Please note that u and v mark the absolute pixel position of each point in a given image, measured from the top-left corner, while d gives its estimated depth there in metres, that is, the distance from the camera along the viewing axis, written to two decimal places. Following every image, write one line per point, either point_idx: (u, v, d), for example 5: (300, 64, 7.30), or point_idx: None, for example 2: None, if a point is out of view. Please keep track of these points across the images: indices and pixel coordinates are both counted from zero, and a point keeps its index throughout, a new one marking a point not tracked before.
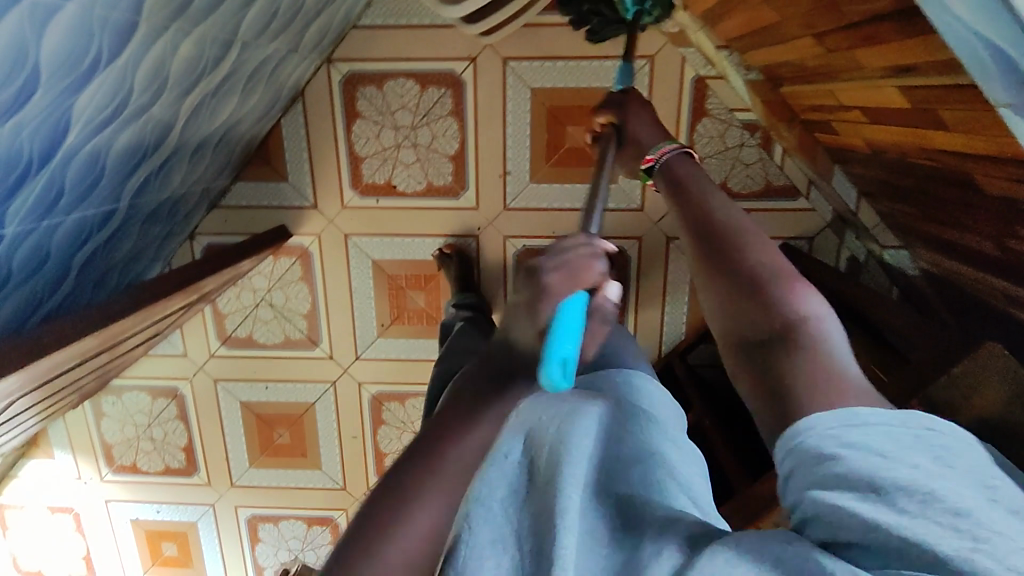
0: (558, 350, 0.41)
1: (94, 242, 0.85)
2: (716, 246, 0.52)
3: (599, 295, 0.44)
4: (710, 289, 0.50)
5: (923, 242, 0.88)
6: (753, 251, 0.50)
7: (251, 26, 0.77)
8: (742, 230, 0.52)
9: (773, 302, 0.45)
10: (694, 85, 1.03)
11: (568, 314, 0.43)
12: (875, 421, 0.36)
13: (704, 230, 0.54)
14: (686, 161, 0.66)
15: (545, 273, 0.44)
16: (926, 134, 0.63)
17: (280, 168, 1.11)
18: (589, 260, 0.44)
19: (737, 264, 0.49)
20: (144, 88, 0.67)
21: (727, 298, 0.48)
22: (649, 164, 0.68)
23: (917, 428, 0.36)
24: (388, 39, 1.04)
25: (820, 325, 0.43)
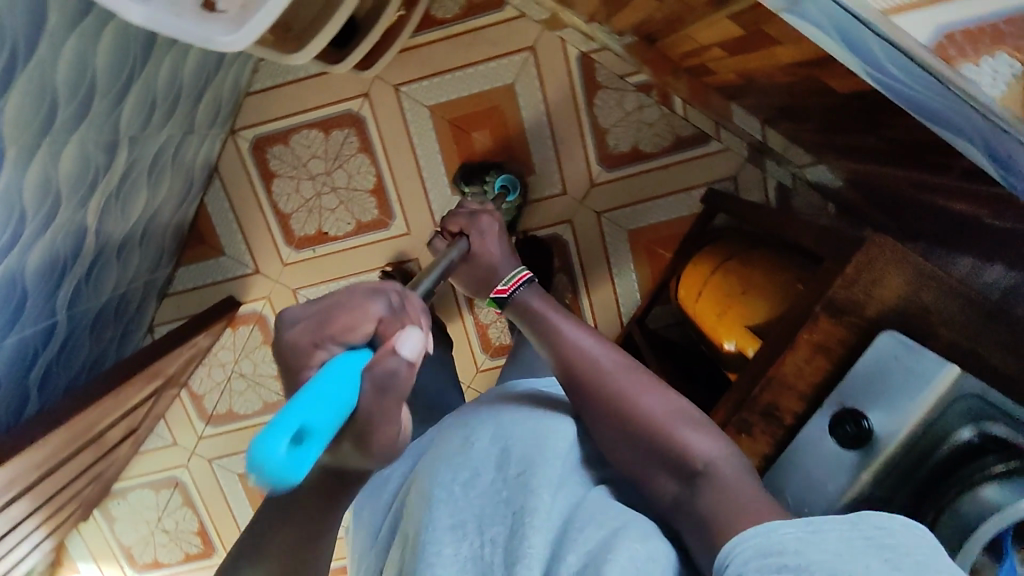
0: (295, 414, 0.34)
1: (45, 359, 0.88)
2: (603, 388, 0.58)
3: (388, 350, 0.39)
4: (637, 454, 0.55)
5: (833, 152, 0.87)
6: (635, 394, 0.57)
7: (133, 122, 0.80)
8: (615, 364, 0.60)
9: (678, 445, 0.53)
10: (580, 62, 1.05)
11: (329, 377, 0.37)
12: (831, 526, 0.39)
13: (584, 372, 0.59)
14: (536, 288, 0.72)
15: (299, 322, 0.41)
16: (769, 54, 0.65)
17: (215, 244, 1.15)
18: (364, 299, 0.42)
19: (632, 415, 0.56)
20: (37, 205, 0.70)
21: (625, 441, 0.55)
22: (501, 294, 0.72)
23: (866, 532, 0.38)
24: (281, 98, 1.07)
25: (726, 465, 0.51)
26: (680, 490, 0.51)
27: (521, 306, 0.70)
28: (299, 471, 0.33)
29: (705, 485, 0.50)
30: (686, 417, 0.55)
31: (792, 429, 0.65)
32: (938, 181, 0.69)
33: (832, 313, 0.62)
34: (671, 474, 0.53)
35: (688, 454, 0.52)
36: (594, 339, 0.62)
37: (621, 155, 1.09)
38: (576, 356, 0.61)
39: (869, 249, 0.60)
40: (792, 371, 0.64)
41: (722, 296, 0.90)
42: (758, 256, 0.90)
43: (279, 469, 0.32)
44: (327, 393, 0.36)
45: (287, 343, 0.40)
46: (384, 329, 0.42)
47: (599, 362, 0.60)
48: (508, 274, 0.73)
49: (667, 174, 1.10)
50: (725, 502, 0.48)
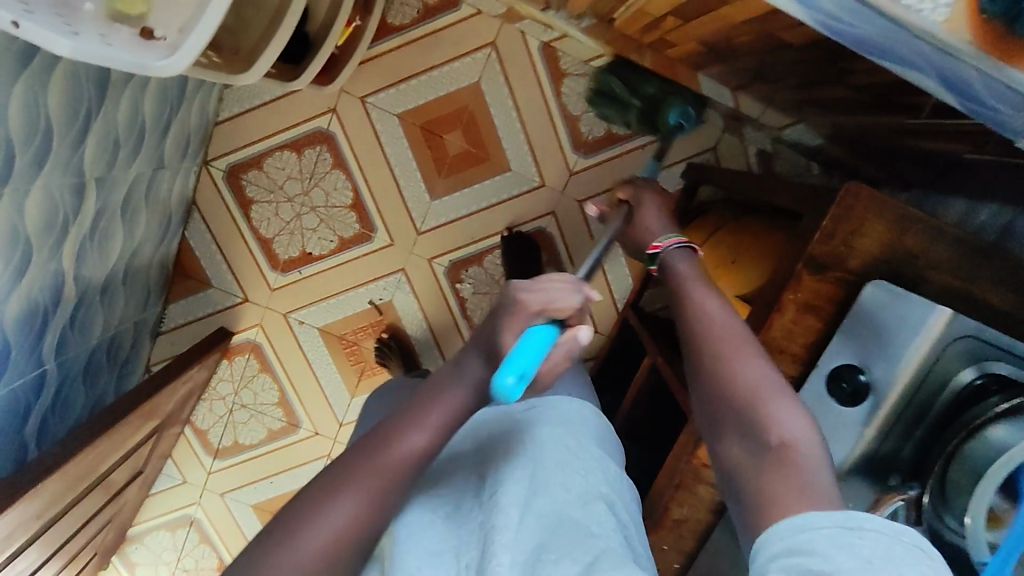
0: (516, 361, 0.44)
1: (40, 410, 0.88)
2: (702, 354, 0.49)
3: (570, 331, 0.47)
4: (716, 427, 0.46)
5: (815, 108, 0.88)
6: (738, 363, 0.47)
7: (96, 162, 0.80)
8: (729, 327, 0.49)
9: (763, 420, 0.44)
10: (543, 52, 1.04)
11: (533, 337, 0.45)
12: (870, 530, 0.35)
13: (695, 329, 0.50)
14: (697, 254, 0.58)
15: (529, 288, 0.46)
16: (721, 14, 0.64)
17: (201, 276, 1.14)
18: (569, 293, 0.46)
19: (728, 382, 0.46)
20: (9, 257, 0.70)
21: (713, 402, 0.47)
22: (655, 251, 0.60)
23: (900, 544, 0.35)
24: (251, 122, 1.07)
25: (812, 450, 0.42)
26: (752, 464, 0.43)
27: (665, 266, 0.58)
28: (517, 396, 0.44)
29: (789, 460, 0.41)
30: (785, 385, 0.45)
31: (791, 393, 0.63)
32: (917, 123, 0.69)
33: (815, 270, 0.60)
34: (741, 446, 0.44)
35: (771, 428, 0.43)
36: (719, 299, 0.51)
37: (595, 141, 1.08)
38: (694, 318, 0.51)
39: (844, 198, 0.59)
40: (782, 333, 0.62)
41: (715, 270, 0.89)
42: (747, 225, 0.90)
43: (508, 393, 0.43)
44: (534, 349, 0.45)
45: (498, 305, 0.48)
46: (571, 322, 0.47)
47: (709, 319, 0.50)
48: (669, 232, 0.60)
49: (645, 156, 1.09)
50: (788, 482, 0.40)
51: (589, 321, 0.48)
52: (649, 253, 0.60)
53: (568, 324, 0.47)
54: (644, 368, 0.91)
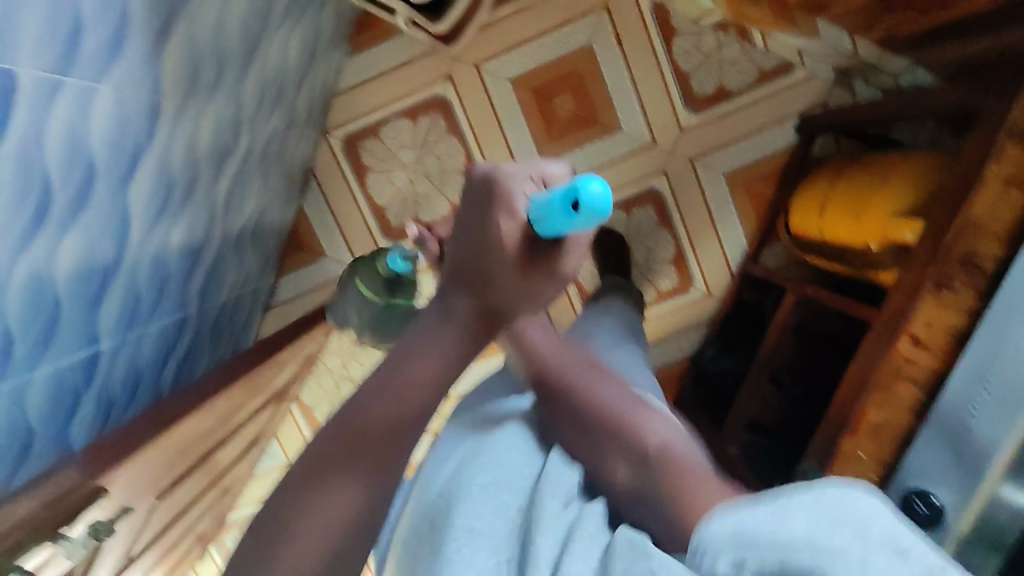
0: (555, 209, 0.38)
1: (178, 356, 0.88)
2: (558, 378, 0.56)
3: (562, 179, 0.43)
4: (591, 447, 0.51)
5: (931, 41, 0.87)
6: (589, 386, 0.54)
7: (251, 104, 0.82)
8: (573, 361, 0.58)
9: (638, 432, 0.49)
10: (654, 13, 1.06)
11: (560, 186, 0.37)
12: (794, 506, 0.36)
13: (546, 374, 0.57)
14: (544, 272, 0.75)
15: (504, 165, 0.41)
16: None
17: (315, 247, 1.16)
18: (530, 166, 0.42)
19: (587, 400, 0.53)
20: (183, 174, 0.72)
21: (579, 428, 0.52)
22: None
23: (831, 501, 0.35)
24: (369, 92, 1.10)
25: (683, 450, 0.48)
26: (637, 479, 0.47)
27: None
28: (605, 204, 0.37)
29: (655, 466, 0.46)
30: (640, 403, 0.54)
31: (997, 277, 0.59)
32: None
33: (1017, 140, 0.58)
34: (626, 464, 0.48)
35: (650, 439, 0.49)
36: (549, 332, 0.62)
37: (706, 98, 1.09)
38: (536, 354, 0.59)
39: None
40: (984, 212, 0.59)
41: (852, 200, 0.87)
42: (884, 159, 0.88)
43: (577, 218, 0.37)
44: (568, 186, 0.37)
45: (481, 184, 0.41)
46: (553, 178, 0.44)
47: (558, 361, 0.58)
48: None
49: (755, 110, 1.09)
50: (677, 487, 0.44)
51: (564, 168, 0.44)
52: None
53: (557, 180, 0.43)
54: (787, 304, 0.88)
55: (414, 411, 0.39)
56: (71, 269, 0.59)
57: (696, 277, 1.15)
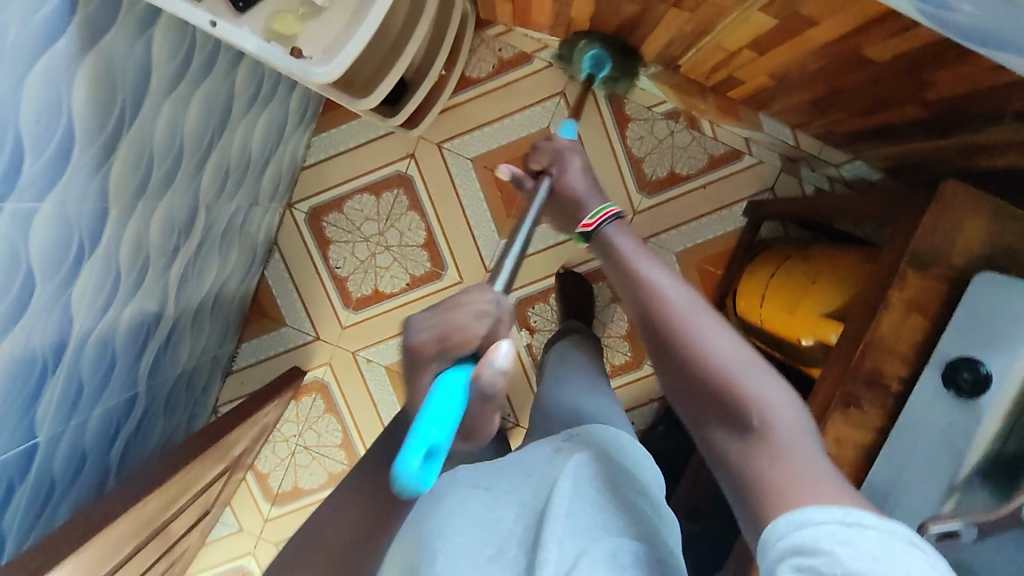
0: (424, 436, 0.38)
1: (126, 435, 0.89)
2: (664, 322, 0.55)
3: (484, 363, 0.40)
4: (697, 400, 0.51)
5: (868, 143, 0.94)
6: (700, 335, 0.53)
7: (209, 191, 0.85)
8: (687, 303, 0.56)
9: (742, 396, 0.48)
10: (609, 100, 1.11)
11: (426, 414, 0.39)
12: (869, 524, 0.38)
13: (663, 321, 0.55)
14: (625, 222, 0.69)
15: (414, 330, 0.42)
16: (806, 38, 0.70)
17: (276, 315, 1.18)
18: (473, 314, 0.42)
19: (692, 353, 0.52)
20: (131, 266, 0.74)
21: (686, 384, 0.52)
22: (587, 228, 0.70)
23: (903, 533, 0.38)
24: (333, 167, 1.13)
25: (790, 427, 0.46)
26: (736, 444, 0.47)
27: (605, 240, 0.67)
28: (429, 478, 0.38)
29: (755, 445, 0.46)
30: (755, 367, 0.50)
31: (902, 395, 0.64)
32: (993, 135, 0.71)
33: (917, 268, 0.63)
34: (725, 428, 0.49)
35: (752, 405, 0.48)
36: (666, 270, 0.60)
37: (659, 181, 1.13)
38: (653, 294, 0.58)
39: (942, 194, 0.62)
40: (889, 331, 0.63)
41: (787, 294, 0.91)
42: (816, 252, 0.93)
43: (413, 479, 0.37)
44: (429, 430, 0.38)
45: (411, 349, 0.42)
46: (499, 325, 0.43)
47: (674, 303, 0.56)
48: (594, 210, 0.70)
49: (706, 193, 1.14)
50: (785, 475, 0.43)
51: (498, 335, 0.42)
52: (580, 232, 0.70)
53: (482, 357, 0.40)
54: None
55: (351, 537, 0.43)
56: (7, 370, 0.60)
57: None
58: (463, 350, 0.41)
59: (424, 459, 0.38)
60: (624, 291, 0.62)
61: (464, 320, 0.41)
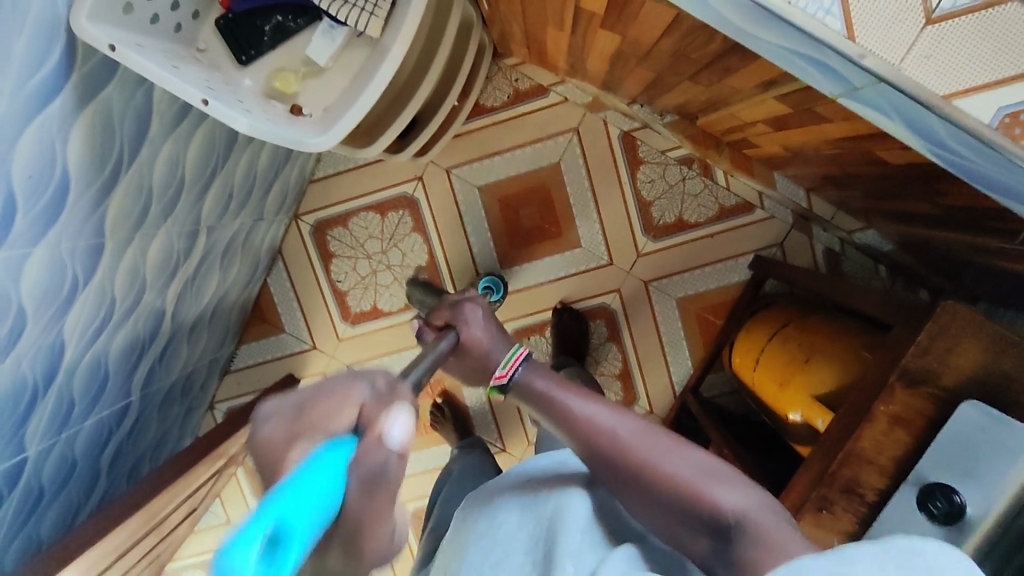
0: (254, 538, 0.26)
1: (117, 439, 0.91)
2: (609, 458, 0.44)
3: (377, 436, 0.31)
4: (681, 532, 0.42)
5: (883, 219, 0.90)
6: (656, 462, 0.43)
7: (211, 213, 0.86)
8: (627, 431, 0.45)
9: (714, 511, 0.40)
10: (623, 140, 1.10)
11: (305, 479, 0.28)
12: (858, 553, 0.33)
13: (605, 452, 0.44)
14: (539, 363, 0.52)
15: (268, 422, 0.31)
16: (820, 129, 0.68)
17: (276, 321, 1.20)
18: (350, 378, 0.33)
19: (653, 488, 0.42)
20: (127, 291, 0.76)
21: (651, 512, 0.43)
22: (499, 379, 0.52)
23: (904, 552, 0.33)
24: (342, 183, 1.15)
25: (768, 520, 0.40)
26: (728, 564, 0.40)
27: (511, 380, 0.51)
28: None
29: (738, 546, 0.39)
30: (710, 465, 0.43)
31: (877, 505, 0.63)
32: (992, 245, 0.68)
33: (907, 383, 0.60)
34: (710, 543, 0.41)
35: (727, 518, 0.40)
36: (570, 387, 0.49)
37: (666, 226, 1.12)
38: (589, 434, 0.45)
39: (940, 316, 0.59)
40: (870, 444, 0.62)
41: (780, 364, 0.89)
42: (815, 321, 0.91)
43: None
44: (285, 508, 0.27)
45: (260, 444, 0.31)
46: (371, 412, 0.32)
47: (600, 426, 0.45)
48: (504, 355, 0.53)
49: (713, 242, 1.12)
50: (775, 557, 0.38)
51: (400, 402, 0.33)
52: (497, 387, 0.52)
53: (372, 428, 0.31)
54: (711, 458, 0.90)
55: None
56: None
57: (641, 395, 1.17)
58: (341, 424, 0.31)
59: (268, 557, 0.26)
60: (557, 433, 0.48)
61: (340, 392, 0.32)
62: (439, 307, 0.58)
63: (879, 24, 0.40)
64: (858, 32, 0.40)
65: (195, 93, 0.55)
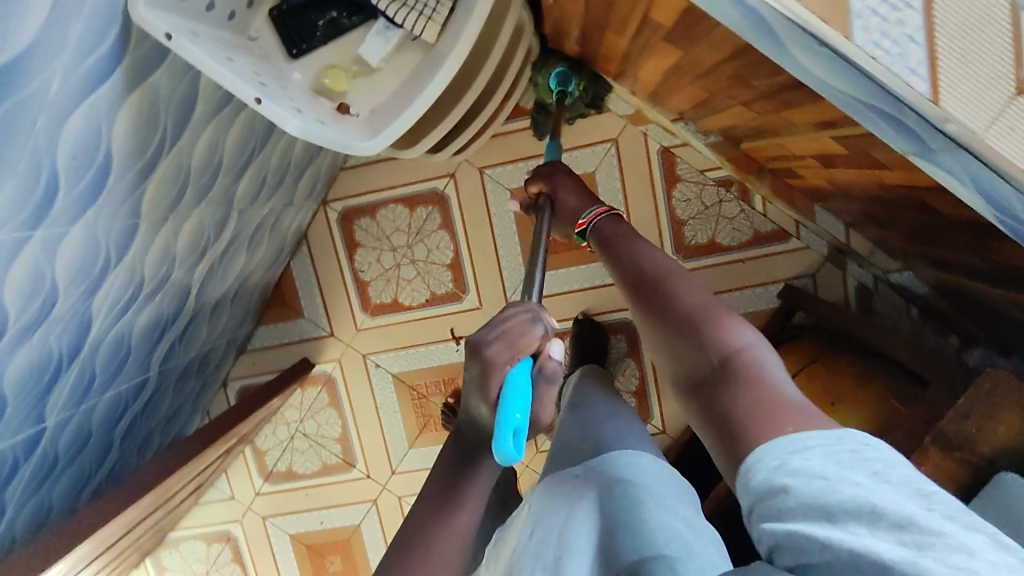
0: (505, 430, 0.46)
1: (132, 412, 0.92)
2: (645, 288, 0.54)
3: (544, 358, 0.51)
4: (679, 357, 0.48)
5: (924, 262, 0.87)
6: (683, 295, 0.51)
7: (245, 197, 0.86)
8: (669, 270, 0.55)
9: (709, 339, 0.46)
10: (662, 156, 1.08)
11: (513, 395, 0.47)
12: (811, 444, 0.36)
13: (643, 281, 0.55)
14: (618, 219, 0.66)
15: (490, 344, 0.48)
16: (875, 173, 0.66)
17: (295, 305, 1.19)
18: (530, 324, 0.50)
19: (670, 310, 0.50)
20: (155, 270, 0.75)
21: (672, 343, 0.49)
22: (582, 227, 0.69)
23: (853, 441, 0.36)
24: (374, 173, 1.14)
25: (759, 359, 0.44)
26: (703, 386, 0.45)
27: (596, 233, 0.65)
28: (520, 453, 0.46)
29: (719, 380, 0.44)
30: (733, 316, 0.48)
31: None
32: None
33: (942, 446, 0.58)
34: (696, 371, 0.46)
35: (717, 346, 0.46)
36: (646, 243, 0.60)
37: (697, 247, 1.10)
38: (638, 271, 0.56)
39: (980, 382, 0.58)
40: None
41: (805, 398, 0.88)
42: (841, 361, 0.91)
43: (511, 453, 0.45)
44: (514, 412, 0.46)
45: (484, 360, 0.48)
46: (543, 343, 0.51)
47: (649, 266, 0.56)
48: (586, 209, 0.69)
49: (744, 268, 1.10)
50: (749, 401, 0.41)
51: (555, 333, 0.52)
52: (579, 232, 0.70)
53: (540, 352, 0.51)
54: (722, 490, 0.89)
55: None
56: (24, 373, 0.62)
57: (654, 413, 1.15)
58: (521, 354, 0.49)
59: (513, 437, 0.46)
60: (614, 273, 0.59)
61: (525, 330, 0.50)
62: (536, 179, 0.77)
63: (964, 90, 0.38)
64: (944, 95, 0.38)
65: (250, 91, 0.54)
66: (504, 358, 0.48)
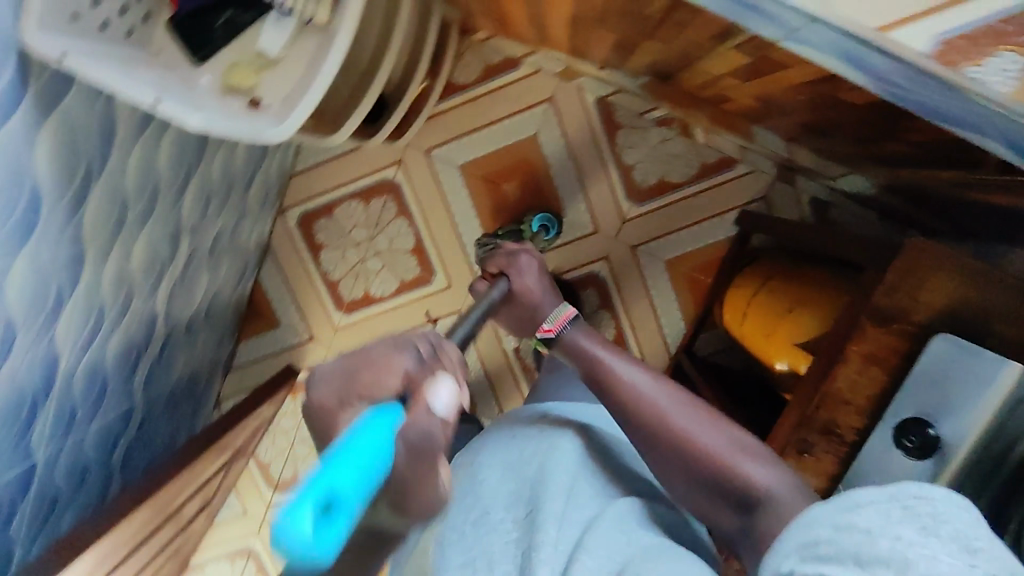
0: (317, 485, 0.31)
1: (125, 441, 0.94)
2: (648, 416, 0.61)
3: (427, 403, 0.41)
4: (706, 494, 0.57)
5: (869, 163, 0.86)
6: (692, 435, 0.58)
7: (192, 214, 0.88)
8: (668, 402, 0.61)
9: (742, 484, 0.54)
10: (599, 106, 1.09)
11: (359, 448, 0.34)
12: (866, 502, 0.37)
13: (643, 417, 0.61)
14: (581, 326, 0.73)
15: (328, 376, 0.42)
16: (783, 76, 0.67)
17: (271, 316, 1.22)
18: (394, 352, 0.44)
19: (683, 450, 0.58)
20: (114, 297, 0.77)
21: (713, 490, 0.56)
22: (547, 333, 0.74)
23: (907, 495, 0.36)
24: (324, 174, 1.15)
25: (786, 494, 0.52)
26: (746, 520, 0.53)
27: (571, 344, 0.71)
28: (327, 547, 0.30)
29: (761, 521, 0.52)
30: (748, 446, 0.57)
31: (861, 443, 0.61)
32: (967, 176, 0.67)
33: (879, 321, 0.60)
34: (733, 509, 0.55)
35: (749, 487, 0.54)
36: (634, 364, 0.66)
37: (649, 190, 1.12)
38: (629, 396, 0.63)
39: (912, 253, 0.58)
40: (846, 385, 0.62)
41: (766, 314, 0.88)
42: (801, 275, 0.88)
43: (302, 546, 0.29)
44: (345, 467, 0.32)
45: (317, 406, 0.42)
46: (413, 380, 0.42)
47: (649, 403, 0.62)
48: (551, 314, 0.74)
49: (697, 202, 1.12)
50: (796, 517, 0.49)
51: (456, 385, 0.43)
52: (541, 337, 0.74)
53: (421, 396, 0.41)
54: None
55: None
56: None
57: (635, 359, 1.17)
58: (385, 394, 0.40)
59: (318, 515, 0.30)
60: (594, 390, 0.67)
61: (382, 362, 0.43)
62: (496, 260, 0.79)
63: None
64: None
65: (148, 94, 0.55)
66: (341, 403, 0.41)
